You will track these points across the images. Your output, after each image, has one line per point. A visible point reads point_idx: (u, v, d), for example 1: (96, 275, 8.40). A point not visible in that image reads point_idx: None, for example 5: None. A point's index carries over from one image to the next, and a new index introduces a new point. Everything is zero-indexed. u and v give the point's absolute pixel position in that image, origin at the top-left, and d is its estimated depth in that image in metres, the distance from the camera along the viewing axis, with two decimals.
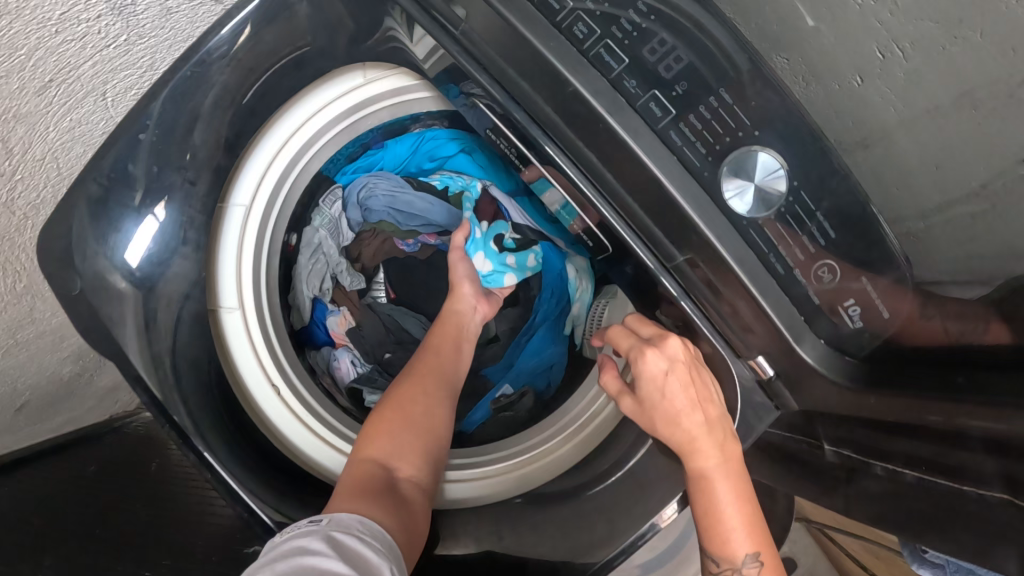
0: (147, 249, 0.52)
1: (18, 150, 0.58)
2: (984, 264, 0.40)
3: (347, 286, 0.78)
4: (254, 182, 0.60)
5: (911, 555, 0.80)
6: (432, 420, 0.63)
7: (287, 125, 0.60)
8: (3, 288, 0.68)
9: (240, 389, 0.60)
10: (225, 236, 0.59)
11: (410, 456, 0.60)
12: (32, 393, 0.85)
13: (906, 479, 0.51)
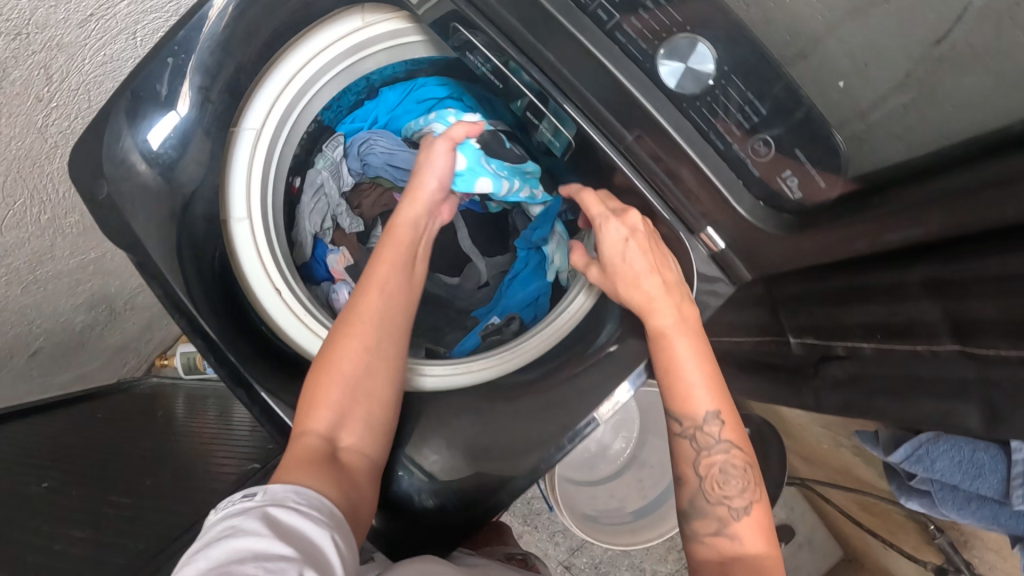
0: (168, 133, 0.58)
1: (57, 78, 0.65)
2: (916, 142, 0.44)
3: (347, 228, 0.85)
4: (264, 109, 0.67)
5: (899, 489, 0.80)
6: (377, 380, 0.62)
7: (295, 61, 0.67)
8: (29, 219, 0.74)
9: (245, 288, 0.66)
10: (237, 155, 0.66)
11: (358, 420, 0.60)
12: (45, 339, 0.89)
13: (863, 351, 0.55)
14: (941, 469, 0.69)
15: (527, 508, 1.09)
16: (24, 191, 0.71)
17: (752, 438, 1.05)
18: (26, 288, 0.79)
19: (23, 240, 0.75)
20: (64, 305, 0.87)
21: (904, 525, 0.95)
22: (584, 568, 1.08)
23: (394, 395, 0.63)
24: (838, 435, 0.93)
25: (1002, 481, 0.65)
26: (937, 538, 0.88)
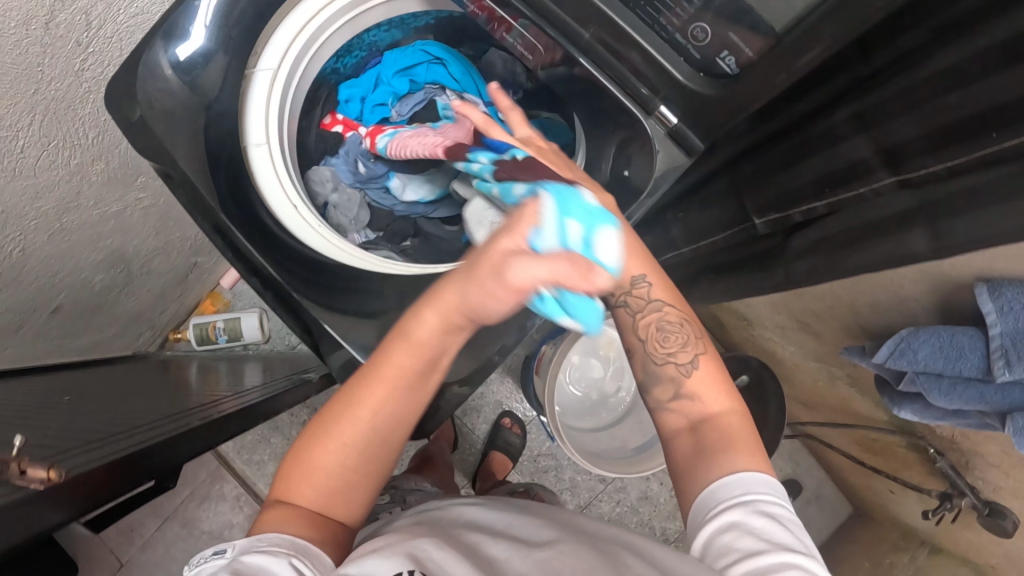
0: (189, 48, 0.65)
1: (96, 24, 0.73)
2: (851, 21, 0.48)
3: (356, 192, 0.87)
4: (278, 50, 0.70)
5: (893, 403, 0.81)
6: (366, 472, 0.58)
7: (304, 13, 0.71)
8: (61, 161, 0.80)
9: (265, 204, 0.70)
10: (254, 95, 0.70)
11: (345, 502, 0.57)
12: (66, 295, 0.93)
13: (816, 211, 0.60)
14: (924, 359, 0.69)
15: (534, 465, 1.14)
16: (59, 133, 0.77)
17: (751, 384, 1.07)
18: (51, 236, 0.84)
19: (54, 185, 0.80)
20: (84, 261, 0.92)
21: (906, 457, 0.96)
22: None
23: (381, 481, 0.59)
24: (832, 366, 0.95)
25: (984, 357, 0.66)
26: (938, 461, 0.89)
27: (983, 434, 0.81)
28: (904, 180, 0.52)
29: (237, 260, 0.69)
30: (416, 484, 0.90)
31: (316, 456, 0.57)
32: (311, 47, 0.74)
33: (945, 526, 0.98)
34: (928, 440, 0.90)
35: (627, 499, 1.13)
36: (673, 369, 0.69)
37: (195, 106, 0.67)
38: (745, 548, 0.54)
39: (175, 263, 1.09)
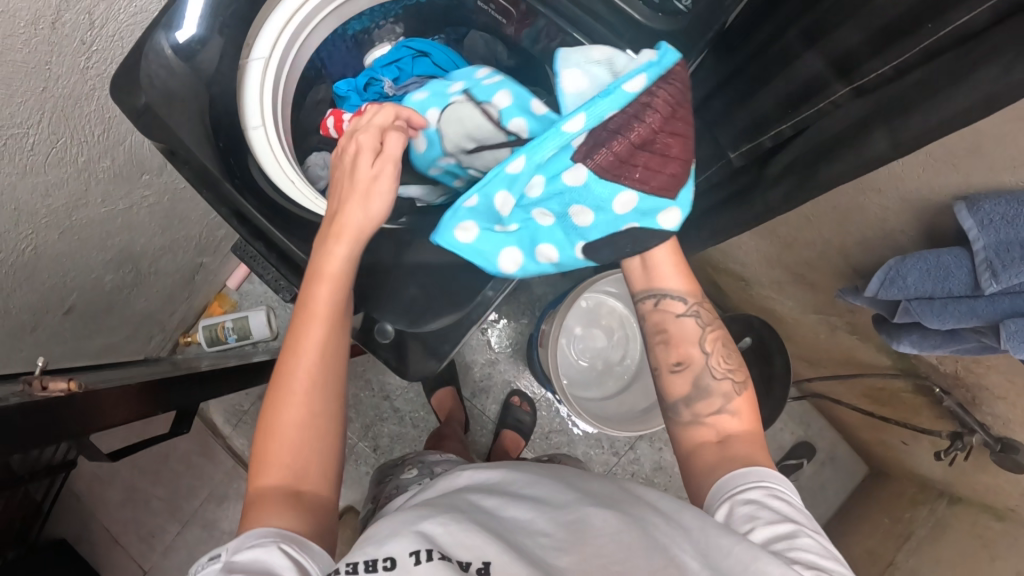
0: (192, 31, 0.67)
1: (99, 24, 0.76)
2: None
3: None
4: (273, 36, 0.72)
5: (891, 340, 0.82)
6: (323, 431, 0.57)
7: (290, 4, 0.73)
8: (69, 159, 0.82)
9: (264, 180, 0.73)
10: (249, 83, 0.72)
11: (315, 462, 0.57)
12: (78, 296, 0.96)
13: (784, 135, 0.63)
14: (913, 284, 0.70)
15: (546, 443, 1.15)
16: (67, 130, 0.80)
17: (754, 344, 1.07)
18: (62, 234, 0.87)
19: (62, 183, 0.83)
20: (93, 260, 0.95)
21: (915, 401, 0.96)
22: None
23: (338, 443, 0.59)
24: (831, 315, 0.97)
25: (970, 273, 0.66)
26: (945, 400, 0.89)
27: (984, 364, 0.81)
28: (858, 88, 0.54)
29: (244, 226, 0.74)
30: (441, 456, 0.84)
31: (274, 429, 0.56)
32: (301, 33, 0.76)
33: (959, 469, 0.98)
34: (932, 380, 0.90)
35: (642, 471, 1.15)
36: (727, 387, 0.69)
37: (197, 85, 0.69)
38: (769, 517, 0.55)
39: (181, 263, 1.13)
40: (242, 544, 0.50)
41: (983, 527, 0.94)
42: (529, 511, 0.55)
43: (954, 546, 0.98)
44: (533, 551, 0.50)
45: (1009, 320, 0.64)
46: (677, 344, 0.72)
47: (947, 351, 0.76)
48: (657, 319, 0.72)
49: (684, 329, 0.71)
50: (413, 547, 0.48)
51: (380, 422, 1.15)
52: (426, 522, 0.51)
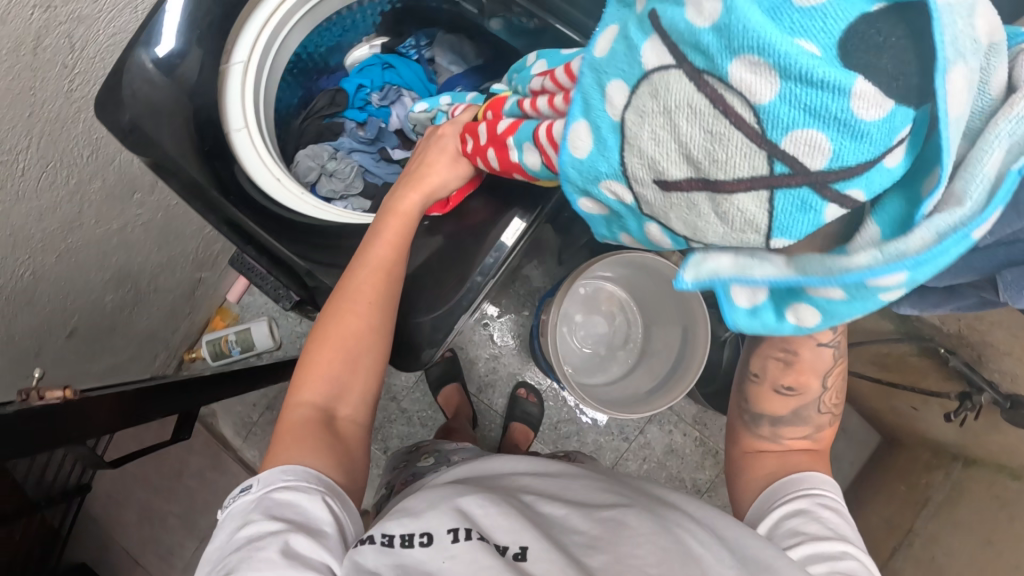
0: (172, 43, 0.66)
1: (79, 47, 0.77)
2: None
3: (339, 171, 0.85)
4: (248, 42, 0.74)
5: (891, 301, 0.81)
6: (369, 351, 0.63)
7: (265, 8, 0.74)
8: (60, 182, 0.83)
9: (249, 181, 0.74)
10: (229, 86, 0.74)
11: (360, 383, 0.63)
12: (79, 318, 0.97)
13: None
14: None
15: (555, 433, 1.15)
16: (56, 153, 0.80)
17: None
18: (59, 257, 0.88)
19: (55, 206, 0.84)
20: (92, 280, 0.96)
21: (922, 364, 0.96)
22: None
23: (381, 367, 0.65)
24: None
25: None
26: (951, 360, 0.88)
27: (988, 320, 0.80)
28: None
29: (229, 233, 0.73)
30: (458, 444, 0.83)
31: (326, 340, 0.62)
32: (275, 37, 0.77)
33: (971, 430, 0.97)
34: (937, 341, 0.90)
35: (653, 455, 1.15)
36: (825, 420, 0.68)
37: (182, 96, 0.68)
38: (813, 533, 0.57)
39: (180, 279, 1.14)
40: (283, 479, 0.53)
41: (1000, 487, 0.93)
42: (562, 505, 0.50)
43: (973, 508, 0.96)
44: (563, 537, 0.46)
45: (1006, 270, 0.63)
46: (801, 371, 0.65)
47: (948, 309, 0.75)
48: (793, 341, 0.63)
49: (819, 358, 0.64)
50: (453, 525, 0.45)
51: (389, 424, 1.15)
52: (464, 501, 0.48)
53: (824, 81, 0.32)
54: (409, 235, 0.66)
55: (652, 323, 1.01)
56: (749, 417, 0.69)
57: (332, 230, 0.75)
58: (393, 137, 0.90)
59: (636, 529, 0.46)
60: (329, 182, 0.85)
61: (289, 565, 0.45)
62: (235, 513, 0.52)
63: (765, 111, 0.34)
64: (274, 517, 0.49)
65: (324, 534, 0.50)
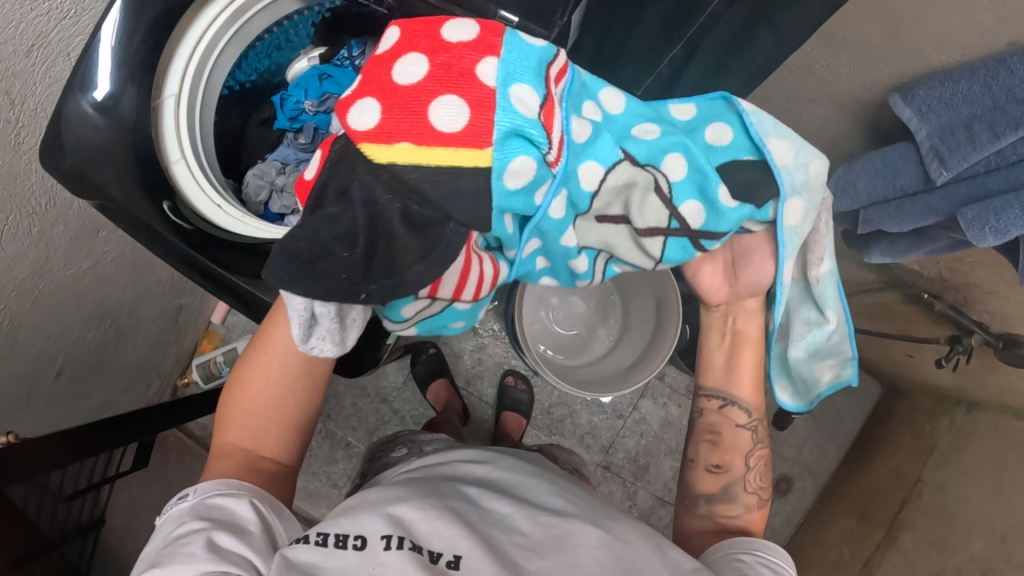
0: (107, 83, 0.66)
1: (19, 101, 0.75)
2: None
3: (286, 187, 0.84)
4: (178, 73, 0.73)
5: (864, 250, 0.77)
6: (279, 400, 0.62)
7: (191, 38, 0.73)
8: (22, 231, 0.83)
9: (191, 211, 0.74)
10: (164, 121, 0.72)
11: (277, 435, 0.63)
12: (65, 357, 0.98)
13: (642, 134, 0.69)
14: (864, 189, 0.67)
15: (549, 418, 1.15)
16: (13, 205, 0.80)
17: None
18: (34, 303, 0.89)
19: (20, 255, 0.84)
20: (71, 319, 0.97)
21: (912, 311, 0.93)
22: (624, 462, 1.13)
23: (304, 418, 0.64)
24: None
25: (918, 165, 0.63)
26: (935, 305, 0.86)
27: (967, 260, 0.78)
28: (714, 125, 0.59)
29: (174, 263, 0.73)
30: (433, 435, 0.83)
31: (240, 395, 0.62)
32: (207, 65, 0.76)
33: (968, 372, 0.95)
34: (921, 287, 0.88)
35: (650, 430, 1.14)
36: (753, 503, 0.70)
37: (123, 133, 0.68)
38: None
39: (161, 307, 1.15)
40: (217, 490, 0.54)
41: (1004, 428, 0.90)
42: (508, 504, 0.51)
43: (977, 451, 0.94)
44: (496, 538, 0.46)
45: (965, 209, 0.59)
46: (725, 449, 0.73)
47: (922, 256, 0.71)
48: (716, 421, 0.74)
49: (738, 438, 0.73)
50: (386, 530, 0.45)
51: (383, 425, 1.16)
52: (402, 505, 0.48)
53: (705, 172, 0.57)
54: None
55: (629, 297, 1.00)
56: (686, 501, 0.73)
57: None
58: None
59: (575, 540, 0.46)
60: (281, 198, 0.83)
61: (213, 560, 0.46)
62: (165, 521, 0.52)
63: (677, 185, 0.56)
64: (200, 518, 0.50)
65: (248, 533, 0.51)
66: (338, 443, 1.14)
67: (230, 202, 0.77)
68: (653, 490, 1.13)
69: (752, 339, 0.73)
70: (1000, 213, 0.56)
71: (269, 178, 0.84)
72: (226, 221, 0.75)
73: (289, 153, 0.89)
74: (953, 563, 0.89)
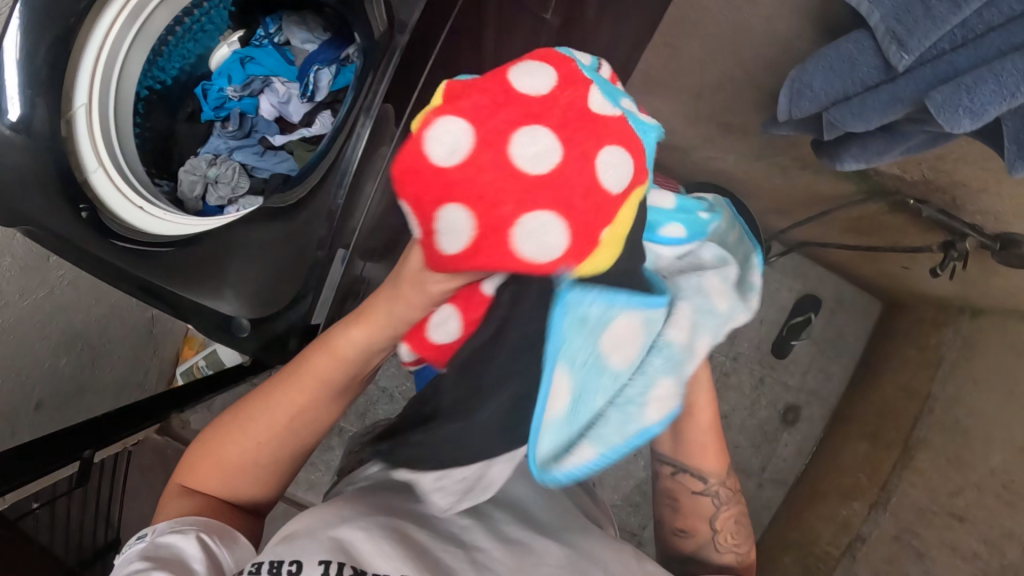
0: (17, 104, 0.62)
1: None
2: None
3: (219, 179, 0.81)
4: (85, 84, 0.69)
5: (829, 158, 0.69)
6: (289, 437, 0.56)
7: (94, 44, 0.68)
8: None
9: (108, 215, 0.68)
10: (78, 132, 0.68)
11: (243, 489, 0.58)
12: (42, 389, 0.94)
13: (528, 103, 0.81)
14: (821, 89, 0.59)
15: None
16: None
17: None
18: None
19: None
20: (39, 350, 0.92)
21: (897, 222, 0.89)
22: None
23: (299, 466, 0.60)
24: (773, 157, 0.88)
25: (877, 54, 0.55)
26: (922, 211, 0.81)
27: (951, 157, 0.72)
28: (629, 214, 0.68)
29: (93, 271, 0.67)
30: None
31: (224, 447, 0.57)
32: (115, 71, 0.72)
33: (964, 278, 0.91)
34: (906, 193, 0.83)
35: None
36: (731, 561, 0.64)
37: (40, 151, 0.63)
38: None
39: (134, 323, 1.11)
40: (170, 528, 0.52)
41: (1014, 334, 0.87)
42: (465, 516, 0.54)
43: (985, 359, 0.91)
44: (443, 560, 0.48)
45: (935, 90, 0.51)
46: (687, 514, 0.64)
47: (895, 157, 0.63)
48: (671, 487, 0.64)
49: (698, 504, 0.64)
50: (325, 556, 0.45)
51: (372, 407, 1.26)
52: (345, 526, 0.48)
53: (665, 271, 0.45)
54: (339, 376, 0.55)
55: None
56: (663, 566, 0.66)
57: (200, 258, 0.65)
58: (271, 126, 0.86)
59: (540, 559, 0.51)
60: (216, 190, 0.81)
61: None
62: (119, 565, 0.50)
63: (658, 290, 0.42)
64: (147, 557, 0.49)
65: None
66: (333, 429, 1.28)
67: (153, 203, 0.72)
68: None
69: (704, 425, 0.61)
70: (972, 91, 0.49)
71: (199, 173, 0.80)
72: (149, 224, 0.70)
73: (220, 143, 0.84)
74: (973, 481, 0.85)
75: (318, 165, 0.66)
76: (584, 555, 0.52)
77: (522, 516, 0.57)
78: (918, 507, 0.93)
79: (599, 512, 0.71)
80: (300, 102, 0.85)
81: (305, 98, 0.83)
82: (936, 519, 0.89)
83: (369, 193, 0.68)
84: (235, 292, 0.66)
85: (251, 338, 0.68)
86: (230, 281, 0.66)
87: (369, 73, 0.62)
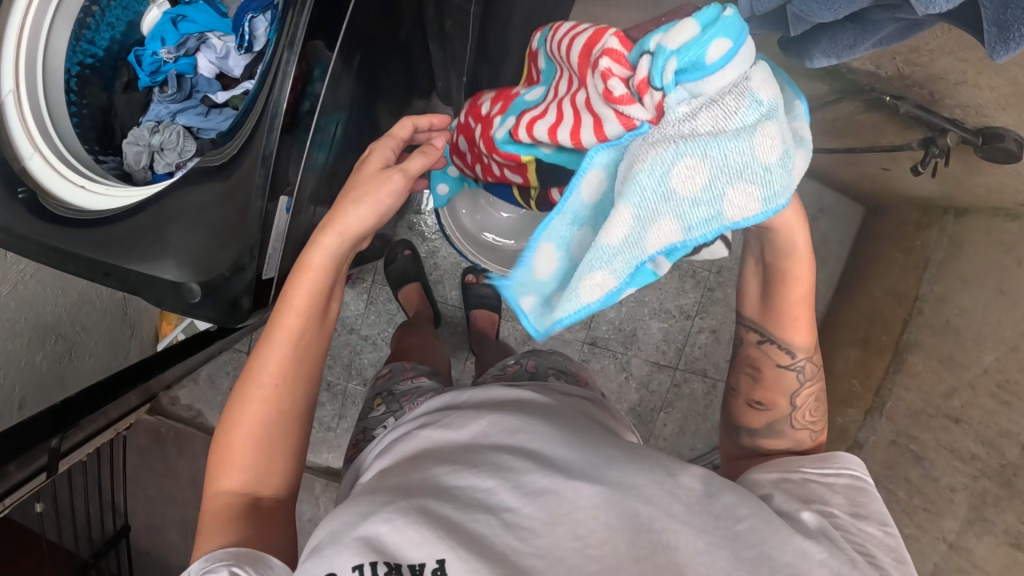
0: None
1: None
2: None
3: (162, 147, 0.80)
4: (10, 66, 0.66)
5: (806, 56, 0.67)
6: (297, 380, 0.58)
7: (12, 24, 0.66)
8: None
9: (46, 194, 0.65)
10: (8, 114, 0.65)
11: (268, 473, 0.58)
12: (24, 389, 0.92)
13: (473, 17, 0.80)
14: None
15: None
16: None
17: None
18: None
19: None
20: (14, 349, 0.89)
21: (876, 119, 0.90)
22: (609, 330, 1.30)
23: (307, 426, 0.60)
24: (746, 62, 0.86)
25: None
26: (900, 108, 0.80)
27: (926, 49, 0.73)
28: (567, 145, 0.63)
29: (35, 255, 0.63)
30: (410, 384, 0.88)
31: (240, 426, 0.57)
32: (39, 52, 0.69)
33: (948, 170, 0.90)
34: (884, 90, 0.82)
35: (630, 295, 1.29)
36: (804, 438, 0.64)
37: None
38: (829, 500, 0.55)
39: (107, 307, 1.09)
40: (202, 568, 0.51)
41: (998, 230, 0.86)
42: (487, 477, 0.51)
43: (971, 255, 0.90)
44: (475, 530, 0.47)
45: None
46: (767, 386, 0.65)
47: (867, 50, 0.62)
48: (756, 355, 0.65)
49: (782, 377, 0.64)
50: (357, 560, 0.45)
51: (358, 355, 1.29)
52: (370, 522, 0.48)
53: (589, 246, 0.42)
54: (323, 289, 0.58)
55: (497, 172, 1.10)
56: (730, 430, 0.69)
57: (142, 224, 0.64)
58: (212, 84, 0.85)
59: (573, 503, 0.48)
60: (163, 157, 0.80)
61: None
62: None
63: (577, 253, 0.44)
64: None
65: None
66: (324, 386, 1.29)
67: (95, 181, 0.69)
68: (646, 356, 1.31)
69: (799, 300, 0.59)
70: None
71: (141, 142, 0.80)
72: (89, 201, 0.67)
73: (162, 109, 0.83)
74: (966, 380, 0.85)
75: (248, 114, 0.64)
76: (620, 488, 0.50)
77: (541, 460, 0.53)
78: (913, 410, 0.94)
79: (610, 421, 0.72)
80: (238, 55, 0.83)
81: (243, 49, 0.82)
82: (931, 421, 0.90)
83: (306, 135, 0.68)
84: (178, 260, 0.64)
85: (205, 303, 0.66)
86: (172, 250, 0.64)
87: (287, 10, 0.61)
